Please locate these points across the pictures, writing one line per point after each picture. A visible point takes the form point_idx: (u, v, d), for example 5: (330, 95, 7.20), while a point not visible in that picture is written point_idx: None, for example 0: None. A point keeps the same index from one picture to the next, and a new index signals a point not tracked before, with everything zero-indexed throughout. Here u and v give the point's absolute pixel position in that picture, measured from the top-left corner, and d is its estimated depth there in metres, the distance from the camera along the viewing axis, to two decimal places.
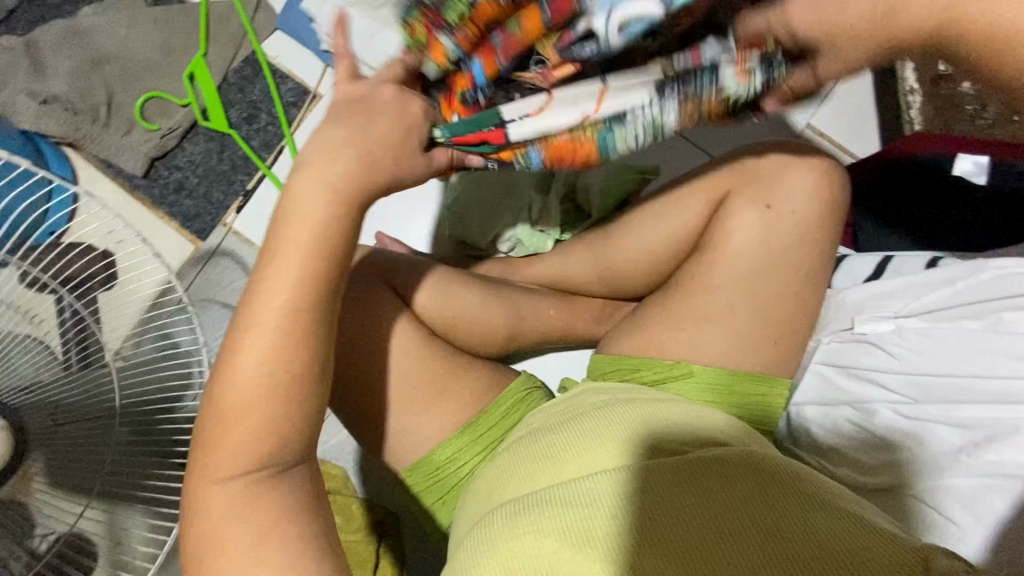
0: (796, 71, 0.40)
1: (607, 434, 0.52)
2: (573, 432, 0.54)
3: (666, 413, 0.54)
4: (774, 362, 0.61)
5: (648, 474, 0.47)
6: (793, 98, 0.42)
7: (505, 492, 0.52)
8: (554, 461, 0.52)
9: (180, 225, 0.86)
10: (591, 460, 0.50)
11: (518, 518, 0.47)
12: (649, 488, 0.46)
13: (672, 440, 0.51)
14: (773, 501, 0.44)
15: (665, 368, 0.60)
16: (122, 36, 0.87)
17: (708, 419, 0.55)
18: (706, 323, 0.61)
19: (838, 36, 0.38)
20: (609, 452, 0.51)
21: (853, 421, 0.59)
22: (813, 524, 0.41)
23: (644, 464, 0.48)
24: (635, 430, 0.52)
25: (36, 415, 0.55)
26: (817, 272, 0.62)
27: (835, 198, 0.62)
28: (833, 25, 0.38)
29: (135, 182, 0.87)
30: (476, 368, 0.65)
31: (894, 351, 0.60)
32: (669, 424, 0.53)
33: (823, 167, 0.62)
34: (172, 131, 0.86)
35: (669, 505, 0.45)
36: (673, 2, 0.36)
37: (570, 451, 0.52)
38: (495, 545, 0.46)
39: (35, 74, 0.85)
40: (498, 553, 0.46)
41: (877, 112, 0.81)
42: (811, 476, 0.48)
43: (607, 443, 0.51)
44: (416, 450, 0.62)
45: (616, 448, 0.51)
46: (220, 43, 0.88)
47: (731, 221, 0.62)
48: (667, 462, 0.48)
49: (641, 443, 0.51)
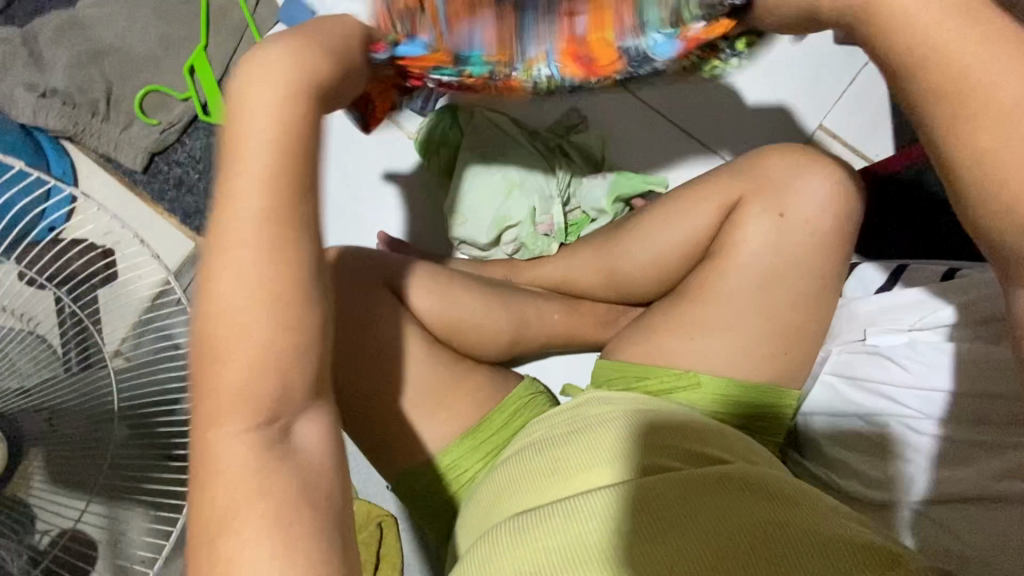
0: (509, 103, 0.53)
1: (611, 452, 0.51)
2: (577, 446, 0.53)
3: (668, 425, 0.54)
4: (783, 372, 0.60)
5: (647, 487, 0.47)
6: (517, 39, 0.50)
7: (509, 504, 0.52)
8: (554, 475, 0.51)
9: (179, 222, 0.85)
10: (595, 477, 0.50)
11: (525, 534, 0.46)
12: (649, 502, 0.46)
13: (672, 455, 0.51)
14: (780, 520, 0.43)
15: (672, 378, 0.59)
16: (122, 28, 0.85)
17: (707, 430, 0.54)
18: (714, 331, 0.59)
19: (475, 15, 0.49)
20: (613, 472, 0.50)
21: (861, 434, 0.58)
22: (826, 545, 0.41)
23: (648, 478, 0.48)
24: (639, 448, 0.51)
25: (32, 419, 0.55)
26: (830, 281, 0.60)
27: (850, 206, 0.60)
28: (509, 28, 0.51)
29: (135, 177, 0.86)
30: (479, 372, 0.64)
31: (907, 365, 0.58)
32: (668, 435, 0.52)
33: (838, 174, 0.60)
34: (172, 127, 0.85)
35: (671, 522, 0.44)
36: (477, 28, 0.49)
37: (573, 465, 0.51)
38: (502, 564, 0.45)
39: (33, 67, 0.83)
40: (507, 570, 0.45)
41: (892, 116, 0.83)
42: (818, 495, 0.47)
43: (610, 459, 0.50)
44: (418, 458, 0.61)
45: (621, 467, 0.50)
46: (221, 35, 0.86)
47: (740, 230, 0.61)
48: (667, 477, 0.48)
49: (642, 458, 0.50)
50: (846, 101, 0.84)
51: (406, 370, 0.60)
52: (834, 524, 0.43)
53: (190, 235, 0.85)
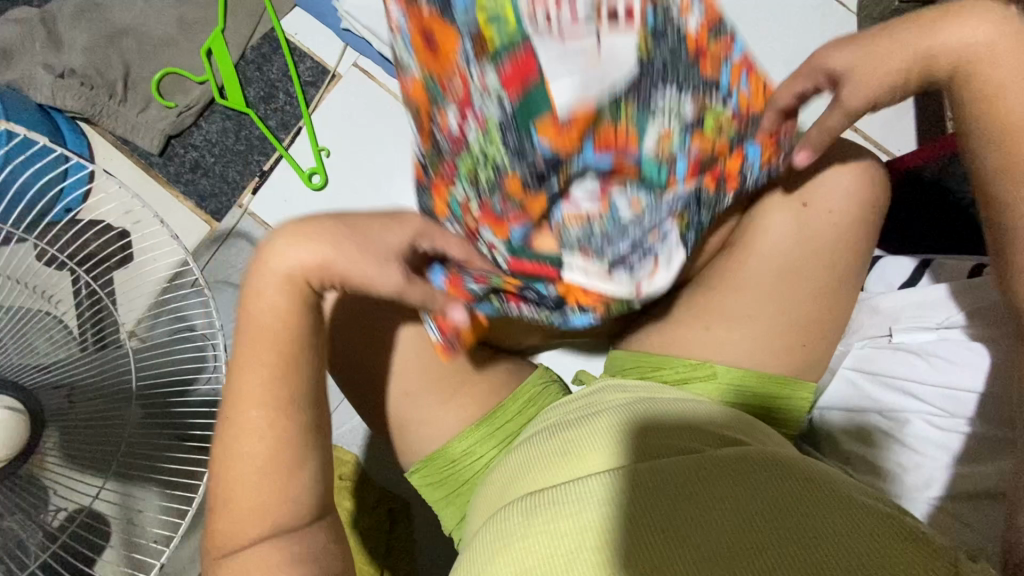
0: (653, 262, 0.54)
1: (622, 434, 0.51)
2: (588, 429, 0.52)
3: (676, 409, 0.53)
4: (801, 365, 0.59)
5: (654, 470, 0.46)
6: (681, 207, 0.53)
7: (518, 486, 0.51)
8: (566, 458, 0.51)
9: (195, 206, 0.86)
10: (603, 456, 0.49)
11: (533, 519, 0.45)
12: (660, 481, 0.45)
13: (690, 438, 0.50)
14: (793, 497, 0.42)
15: (687, 369, 0.59)
16: (140, 10, 0.85)
17: (719, 417, 0.53)
18: (733, 323, 0.59)
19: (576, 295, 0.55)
20: (621, 452, 0.49)
21: (880, 431, 0.58)
22: (840, 524, 0.40)
23: (657, 462, 0.47)
24: (647, 430, 0.51)
25: (52, 394, 0.54)
26: (851, 276, 0.60)
27: (874, 197, 0.59)
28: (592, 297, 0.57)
29: (151, 159, 0.86)
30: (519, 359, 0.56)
31: (934, 362, 0.58)
32: (674, 419, 0.52)
33: (864, 165, 0.59)
34: (189, 109, 0.85)
35: (683, 499, 0.43)
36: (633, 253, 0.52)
37: (582, 446, 0.51)
38: (509, 546, 0.45)
39: (51, 47, 0.83)
40: (509, 556, 0.44)
41: (916, 109, 0.82)
42: (833, 475, 0.46)
43: (620, 441, 0.50)
44: (431, 443, 0.60)
45: (631, 449, 0.49)
46: (239, 19, 0.86)
47: (764, 220, 0.59)
48: (682, 459, 0.47)
49: (650, 438, 0.50)
50: None
51: (421, 357, 0.60)
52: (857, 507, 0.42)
53: (206, 218, 0.86)
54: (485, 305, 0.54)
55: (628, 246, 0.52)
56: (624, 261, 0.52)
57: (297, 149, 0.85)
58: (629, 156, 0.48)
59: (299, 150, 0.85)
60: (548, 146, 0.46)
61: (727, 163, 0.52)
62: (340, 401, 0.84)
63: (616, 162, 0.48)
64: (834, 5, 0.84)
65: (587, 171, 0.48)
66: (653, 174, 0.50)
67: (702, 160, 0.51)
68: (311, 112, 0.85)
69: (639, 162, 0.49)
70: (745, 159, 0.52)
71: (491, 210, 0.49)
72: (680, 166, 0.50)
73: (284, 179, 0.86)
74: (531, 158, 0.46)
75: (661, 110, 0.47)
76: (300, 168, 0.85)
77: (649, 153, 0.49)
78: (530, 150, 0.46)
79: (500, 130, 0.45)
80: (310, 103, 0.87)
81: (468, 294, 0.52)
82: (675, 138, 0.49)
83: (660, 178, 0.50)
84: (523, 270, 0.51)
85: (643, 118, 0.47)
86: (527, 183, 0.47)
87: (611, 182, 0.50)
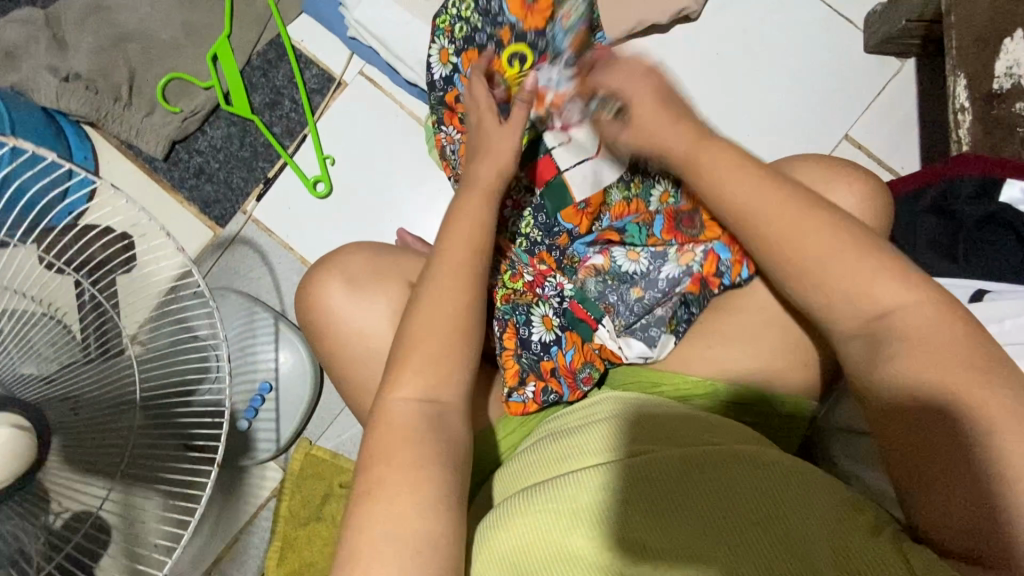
0: (638, 296, 0.61)
1: (618, 438, 0.51)
2: (586, 434, 0.52)
3: (674, 418, 0.54)
4: (804, 387, 0.60)
5: (644, 469, 0.47)
6: (659, 240, 0.63)
7: (515, 488, 0.52)
8: (558, 457, 0.51)
9: (200, 211, 0.86)
10: (597, 458, 0.50)
11: (535, 516, 0.45)
12: (652, 483, 0.46)
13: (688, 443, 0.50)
14: (789, 501, 0.42)
15: (688, 385, 0.59)
16: (145, 13, 0.85)
17: (717, 424, 0.53)
18: (736, 343, 0.59)
19: (576, 311, 0.62)
20: (615, 453, 0.50)
21: None
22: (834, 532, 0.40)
23: (648, 457, 0.48)
24: (643, 435, 0.51)
25: (54, 405, 0.53)
26: None
27: (879, 221, 0.59)
28: (579, 328, 0.62)
29: (156, 164, 0.86)
30: (480, 310, 0.51)
31: None
32: (670, 425, 0.53)
33: (869, 189, 0.59)
34: (194, 115, 0.85)
35: (674, 503, 0.44)
36: (627, 297, 0.61)
37: (580, 452, 0.51)
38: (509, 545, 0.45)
39: (56, 51, 0.82)
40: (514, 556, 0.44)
41: (919, 129, 0.83)
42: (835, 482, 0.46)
43: (615, 444, 0.51)
44: None
45: (626, 450, 0.50)
46: (246, 24, 0.86)
47: None
48: (677, 457, 0.47)
49: (645, 441, 0.51)
50: (872, 113, 0.84)
51: None
52: (848, 511, 0.42)
53: (209, 224, 0.86)
54: (557, 353, 0.61)
55: (639, 315, 0.60)
56: (633, 330, 0.60)
57: (302, 156, 0.85)
58: (616, 227, 0.65)
59: (304, 158, 0.85)
60: (566, 220, 0.67)
61: (702, 266, 0.59)
62: (341, 408, 0.85)
63: (604, 232, 0.65)
64: (840, 21, 0.84)
65: (593, 241, 0.65)
66: (635, 233, 0.64)
67: (679, 218, 0.63)
68: (317, 119, 0.86)
69: (623, 227, 0.65)
70: (720, 258, 0.59)
71: (534, 292, 0.64)
72: (658, 224, 0.63)
73: (289, 187, 0.86)
74: (557, 233, 0.68)
75: (658, 191, 0.65)
76: (305, 176, 0.85)
77: (641, 233, 0.64)
78: (557, 228, 0.67)
79: (533, 212, 0.69)
80: (316, 110, 0.87)
81: (536, 375, 0.60)
82: (656, 216, 0.64)
83: (641, 238, 0.63)
84: (570, 308, 0.63)
85: (632, 228, 0.64)
86: (555, 254, 0.67)
87: (620, 241, 0.64)
